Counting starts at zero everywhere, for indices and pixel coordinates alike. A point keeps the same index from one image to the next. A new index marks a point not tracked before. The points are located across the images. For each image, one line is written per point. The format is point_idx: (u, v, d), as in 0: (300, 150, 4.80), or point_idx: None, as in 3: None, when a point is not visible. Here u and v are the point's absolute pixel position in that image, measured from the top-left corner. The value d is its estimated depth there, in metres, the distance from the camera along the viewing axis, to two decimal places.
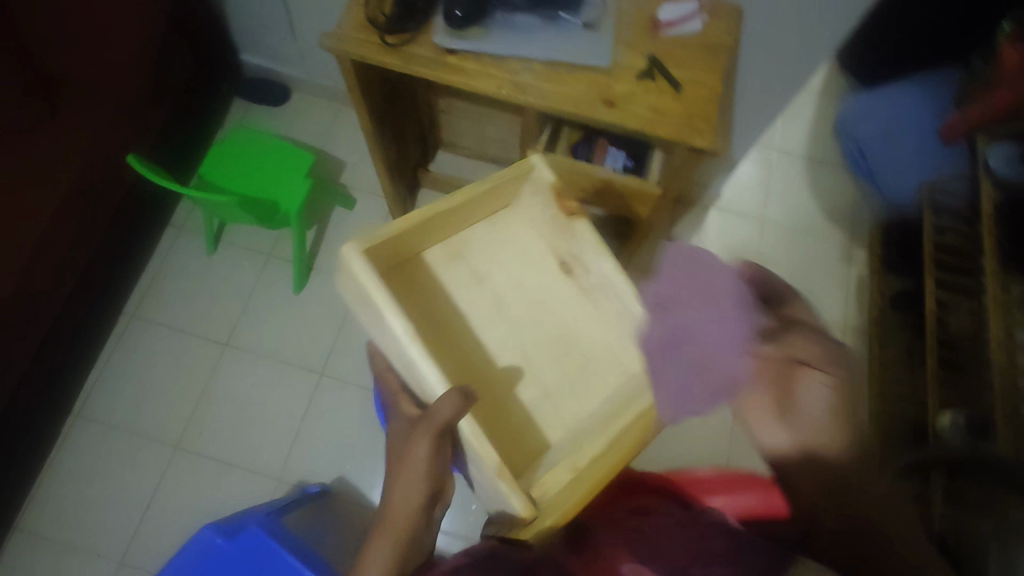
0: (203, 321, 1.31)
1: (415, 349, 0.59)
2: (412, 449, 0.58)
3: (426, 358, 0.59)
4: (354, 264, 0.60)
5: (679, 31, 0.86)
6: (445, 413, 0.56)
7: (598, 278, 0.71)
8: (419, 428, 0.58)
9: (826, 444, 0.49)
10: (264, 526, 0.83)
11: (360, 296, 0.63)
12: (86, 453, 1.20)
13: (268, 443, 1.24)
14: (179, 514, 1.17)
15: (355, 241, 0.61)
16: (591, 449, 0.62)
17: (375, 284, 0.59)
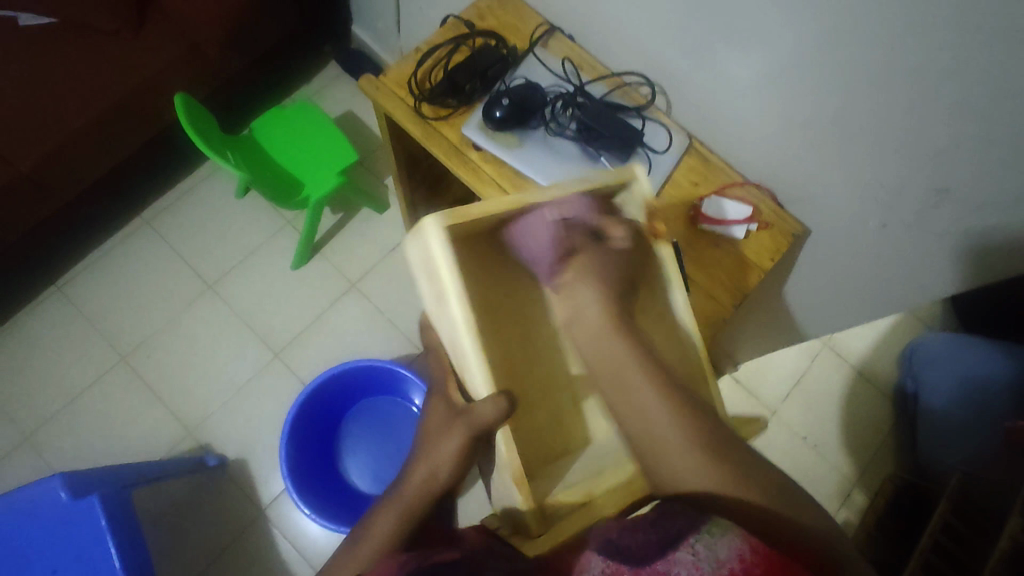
0: (201, 255, 1.34)
1: (470, 345, 0.53)
2: (442, 442, 0.56)
3: (477, 357, 0.54)
4: (432, 240, 0.53)
5: (721, 231, 0.77)
6: (483, 417, 0.52)
7: (659, 307, 0.62)
8: (456, 421, 0.55)
9: (692, 471, 0.48)
10: (112, 501, 0.84)
11: (429, 271, 0.57)
12: (50, 325, 1.28)
13: (198, 395, 1.26)
14: (94, 419, 1.22)
15: (440, 215, 0.54)
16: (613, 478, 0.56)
17: (446, 267, 0.53)
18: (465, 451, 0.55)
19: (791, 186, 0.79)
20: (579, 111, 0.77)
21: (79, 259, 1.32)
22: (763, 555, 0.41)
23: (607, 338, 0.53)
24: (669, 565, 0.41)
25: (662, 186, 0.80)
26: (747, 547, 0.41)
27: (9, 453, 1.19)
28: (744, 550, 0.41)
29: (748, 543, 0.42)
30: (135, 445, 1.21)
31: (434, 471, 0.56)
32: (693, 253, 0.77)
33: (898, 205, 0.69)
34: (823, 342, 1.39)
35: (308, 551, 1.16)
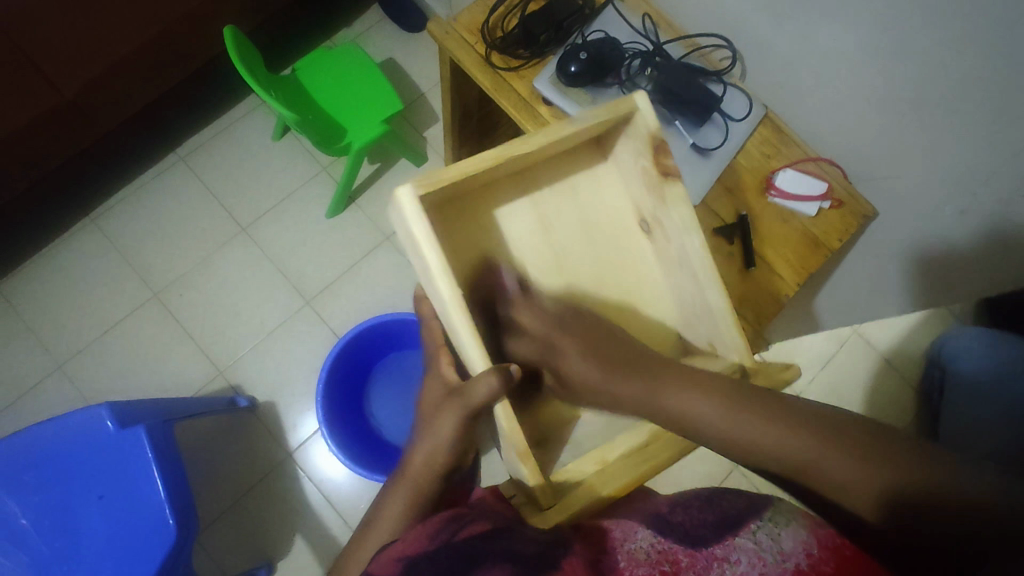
0: (235, 197, 1.33)
1: (458, 321, 0.52)
2: (440, 419, 0.53)
3: (468, 335, 0.52)
4: (407, 210, 0.51)
5: (789, 206, 0.76)
6: (477, 396, 0.49)
7: (678, 250, 0.59)
8: (449, 400, 0.53)
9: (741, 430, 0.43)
10: (155, 433, 0.86)
11: (411, 243, 0.54)
12: (81, 257, 1.27)
13: (228, 337, 1.26)
14: (125, 352, 1.23)
15: (414, 181, 0.51)
16: (621, 445, 0.55)
17: (426, 236, 0.50)
18: (463, 428, 0.53)
19: (864, 165, 0.76)
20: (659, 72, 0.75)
21: (112, 192, 1.30)
22: (834, 549, 0.41)
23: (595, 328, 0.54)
24: (729, 551, 0.42)
25: (735, 156, 0.78)
26: (816, 541, 0.41)
27: (41, 381, 1.20)
28: (812, 545, 0.41)
29: (817, 536, 0.42)
30: (166, 382, 1.22)
31: (432, 453, 0.53)
32: (758, 225, 0.76)
33: (980, 193, 0.66)
34: (854, 329, 1.38)
35: (332, 495, 1.18)
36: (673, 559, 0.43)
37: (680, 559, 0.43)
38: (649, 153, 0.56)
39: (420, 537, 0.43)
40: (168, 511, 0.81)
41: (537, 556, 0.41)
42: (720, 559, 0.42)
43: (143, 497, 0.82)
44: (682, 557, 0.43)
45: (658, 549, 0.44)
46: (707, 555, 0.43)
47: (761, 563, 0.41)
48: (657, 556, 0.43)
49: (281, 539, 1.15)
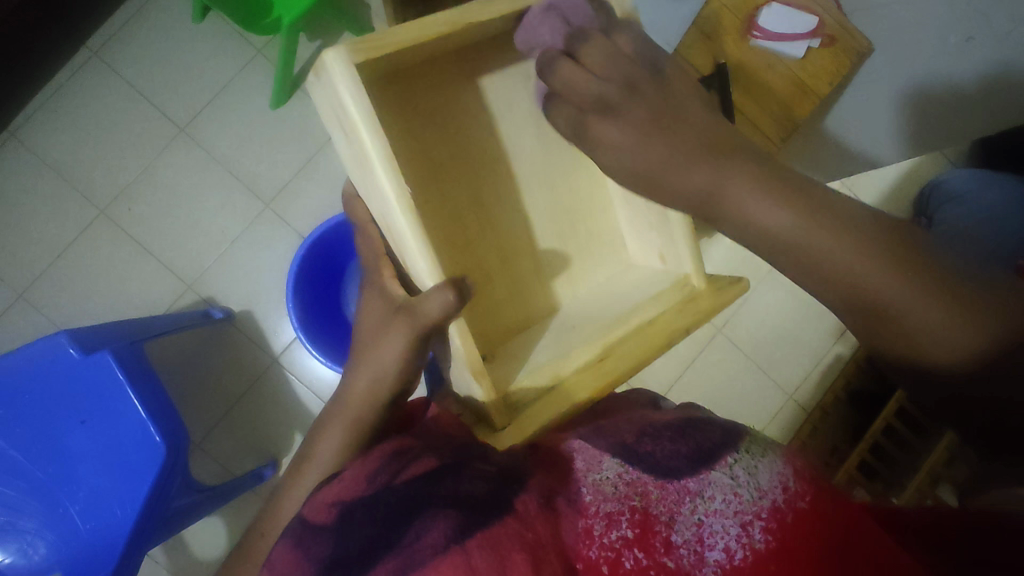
0: (166, 93, 1.19)
1: (405, 223, 0.47)
2: (384, 344, 0.52)
3: (419, 241, 0.47)
4: (339, 81, 0.44)
5: (772, 48, 0.67)
6: (431, 313, 0.47)
7: None
8: (397, 319, 0.51)
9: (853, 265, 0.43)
10: (122, 354, 0.83)
11: (348, 132, 0.48)
12: (11, 175, 1.16)
13: (190, 249, 1.19)
14: (84, 275, 1.18)
15: (351, 48, 0.45)
16: (578, 358, 0.55)
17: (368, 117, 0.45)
18: (411, 352, 0.51)
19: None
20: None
21: (26, 99, 1.16)
22: (808, 484, 0.43)
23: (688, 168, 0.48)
24: (703, 487, 0.42)
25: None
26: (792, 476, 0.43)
27: (6, 312, 1.15)
28: (787, 477, 0.43)
29: (792, 468, 0.44)
30: (135, 301, 1.18)
31: (381, 374, 0.52)
32: (738, 76, 0.68)
33: None
34: (840, 183, 1.32)
35: (324, 394, 1.20)
36: (643, 492, 0.43)
37: (649, 492, 0.43)
38: (611, 29, 0.53)
39: (360, 477, 0.45)
40: (152, 428, 0.81)
41: (486, 498, 0.41)
42: (693, 493, 0.42)
43: (121, 416, 0.81)
44: (651, 490, 0.43)
45: (625, 482, 0.44)
46: (678, 488, 0.43)
47: (735, 499, 0.41)
48: (624, 489, 0.43)
49: (281, 437, 1.19)
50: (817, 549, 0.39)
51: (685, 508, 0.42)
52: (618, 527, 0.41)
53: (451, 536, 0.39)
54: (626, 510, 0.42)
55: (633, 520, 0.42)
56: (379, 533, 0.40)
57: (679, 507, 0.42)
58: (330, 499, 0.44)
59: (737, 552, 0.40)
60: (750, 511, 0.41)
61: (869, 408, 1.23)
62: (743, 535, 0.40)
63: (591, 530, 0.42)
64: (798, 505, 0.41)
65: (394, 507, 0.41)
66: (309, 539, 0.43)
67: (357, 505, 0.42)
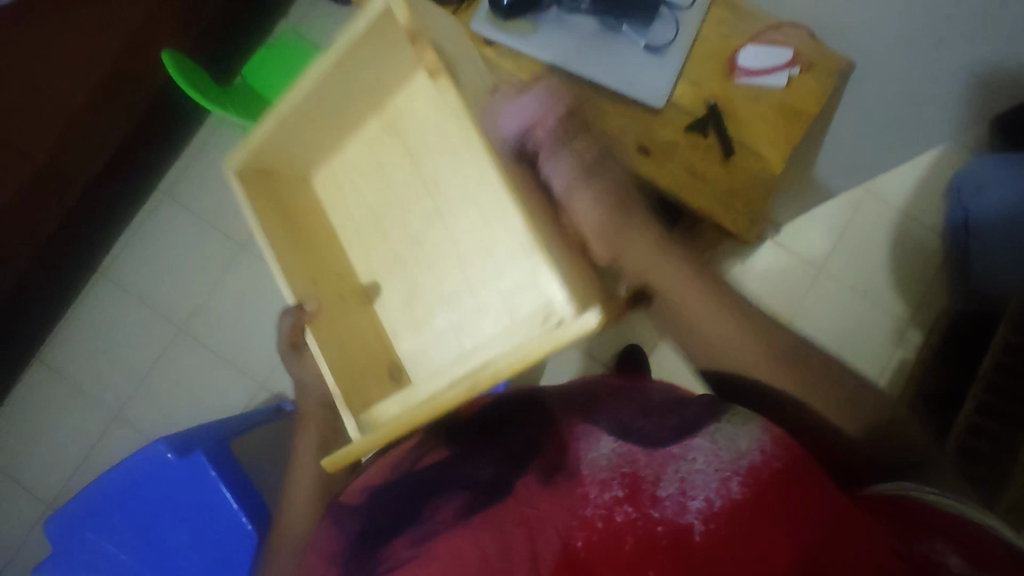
0: (225, 215, 1.34)
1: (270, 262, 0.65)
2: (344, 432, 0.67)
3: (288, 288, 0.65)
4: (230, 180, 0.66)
5: (757, 82, 0.72)
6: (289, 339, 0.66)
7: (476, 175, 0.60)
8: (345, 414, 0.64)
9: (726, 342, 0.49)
10: (214, 453, 0.90)
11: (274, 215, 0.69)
12: (102, 308, 1.32)
13: (258, 349, 1.30)
14: (167, 388, 1.29)
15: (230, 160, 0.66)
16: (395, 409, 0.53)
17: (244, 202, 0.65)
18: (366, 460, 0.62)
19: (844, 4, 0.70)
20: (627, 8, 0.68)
21: (110, 242, 1.33)
22: (786, 445, 0.43)
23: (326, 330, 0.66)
24: (686, 451, 0.46)
25: (702, 24, 0.74)
26: (770, 440, 0.44)
27: (104, 433, 1.27)
28: (765, 441, 0.44)
29: (770, 434, 0.44)
30: (214, 405, 1.28)
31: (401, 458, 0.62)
32: (730, 111, 0.73)
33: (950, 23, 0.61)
34: (863, 189, 1.33)
35: None
36: (632, 460, 0.47)
37: (638, 459, 0.47)
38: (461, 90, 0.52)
39: (389, 467, 0.61)
40: (245, 520, 0.86)
41: (490, 480, 0.52)
42: (677, 456, 0.46)
43: (218, 510, 0.88)
44: (640, 457, 0.47)
45: (617, 453, 0.48)
46: (663, 454, 0.46)
47: (715, 459, 0.44)
48: (617, 460, 0.47)
49: None
50: (788, 503, 0.40)
51: (670, 468, 0.45)
52: (610, 488, 0.45)
53: (458, 514, 0.49)
54: (616, 476, 0.46)
55: (623, 483, 0.45)
56: (403, 511, 0.54)
57: (666, 468, 0.45)
58: (364, 486, 0.60)
59: (716, 502, 0.41)
60: (730, 467, 0.43)
61: (950, 409, 1.18)
62: (721, 487, 0.42)
63: (587, 493, 0.45)
64: (773, 466, 0.42)
65: (414, 489, 0.55)
66: (347, 517, 0.57)
67: (386, 487, 0.58)
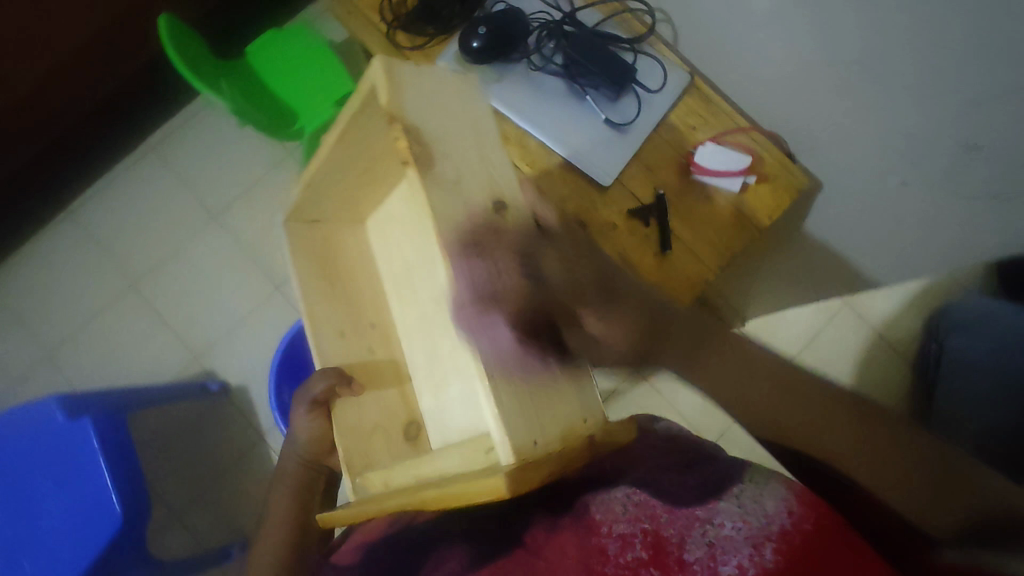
0: (205, 183, 1.34)
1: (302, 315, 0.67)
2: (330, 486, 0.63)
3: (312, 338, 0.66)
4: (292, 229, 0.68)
5: (712, 182, 0.69)
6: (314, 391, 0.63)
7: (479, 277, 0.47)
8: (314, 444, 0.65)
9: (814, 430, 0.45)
10: (104, 422, 0.88)
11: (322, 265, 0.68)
12: (63, 246, 1.32)
13: (202, 323, 1.29)
14: (103, 340, 1.28)
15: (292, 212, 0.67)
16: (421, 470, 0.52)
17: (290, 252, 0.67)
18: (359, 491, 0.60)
19: (819, 125, 0.68)
20: (599, 77, 0.69)
21: (87, 184, 1.33)
22: (812, 506, 0.41)
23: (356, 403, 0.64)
24: (710, 514, 0.42)
25: (671, 109, 0.72)
26: (795, 502, 0.41)
27: (30, 369, 1.26)
28: (791, 502, 0.41)
29: (795, 495, 0.42)
30: (145, 368, 1.27)
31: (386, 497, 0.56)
32: (680, 205, 0.70)
33: None
34: (843, 301, 1.28)
35: None
36: (652, 514, 0.43)
37: (658, 515, 0.43)
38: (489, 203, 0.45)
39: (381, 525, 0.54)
40: (114, 497, 0.84)
41: (498, 533, 0.47)
42: (701, 520, 0.42)
43: (90, 482, 0.85)
44: (659, 513, 0.43)
45: (634, 505, 0.44)
46: (686, 515, 0.42)
47: (744, 526, 0.40)
48: (634, 511, 0.44)
49: (254, 519, 1.20)
50: (824, 568, 0.36)
51: (695, 531, 0.41)
52: (632, 549, 0.41)
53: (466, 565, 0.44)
54: (638, 534, 0.42)
55: (646, 543, 0.41)
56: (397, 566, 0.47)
57: (689, 532, 0.41)
58: (358, 544, 0.54)
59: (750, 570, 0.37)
60: (761, 534, 0.39)
61: None
62: (753, 554, 0.38)
63: (606, 548, 0.41)
64: (802, 527, 0.39)
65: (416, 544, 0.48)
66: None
67: (379, 546, 0.51)
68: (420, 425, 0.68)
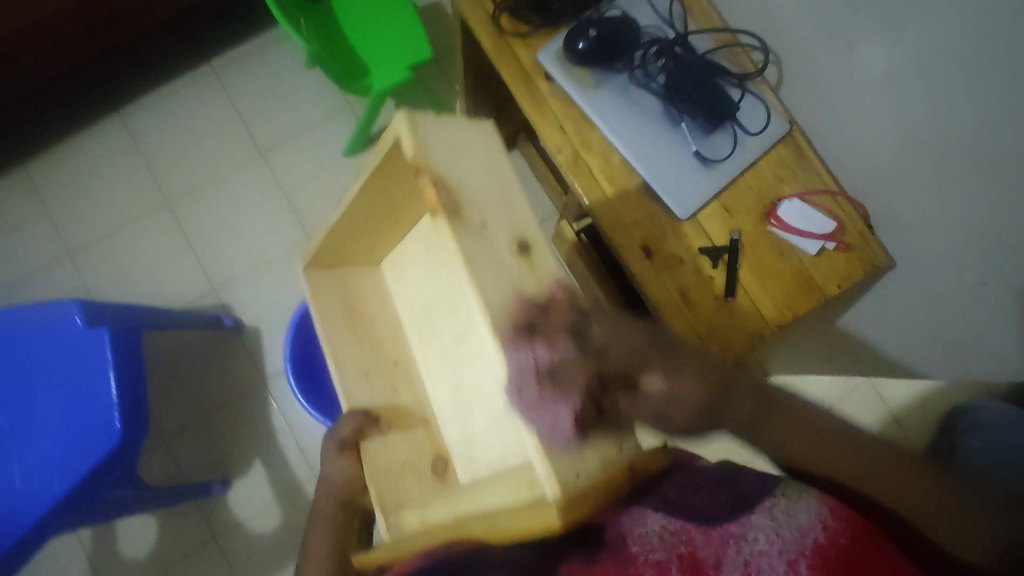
0: (258, 119, 1.32)
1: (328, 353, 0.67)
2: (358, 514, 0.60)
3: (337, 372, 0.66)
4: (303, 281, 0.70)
5: (788, 239, 0.67)
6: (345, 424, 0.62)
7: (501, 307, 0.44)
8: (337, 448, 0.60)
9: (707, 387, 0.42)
10: (120, 337, 0.87)
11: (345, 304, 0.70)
12: (106, 151, 1.30)
13: (228, 257, 1.27)
14: (127, 252, 1.27)
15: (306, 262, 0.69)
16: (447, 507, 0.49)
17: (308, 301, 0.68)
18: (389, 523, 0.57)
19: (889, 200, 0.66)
20: (697, 107, 0.67)
21: (142, 94, 1.32)
22: (849, 521, 0.35)
23: (389, 439, 0.64)
24: (745, 528, 0.35)
25: (762, 157, 0.70)
26: (829, 511, 0.35)
27: (50, 266, 1.25)
28: (827, 515, 0.35)
29: (830, 507, 0.36)
30: (162, 289, 1.25)
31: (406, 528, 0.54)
32: (751, 255, 0.68)
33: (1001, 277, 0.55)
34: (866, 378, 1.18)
35: (296, 428, 1.21)
36: (687, 538, 0.35)
37: (693, 537, 0.35)
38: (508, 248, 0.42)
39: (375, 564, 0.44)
40: (115, 415, 0.83)
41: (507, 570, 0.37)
42: (736, 536, 0.35)
43: (94, 393, 0.84)
44: (695, 536, 0.35)
45: (669, 531, 0.36)
46: (722, 531, 0.35)
47: (778, 539, 0.34)
48: (669, 537, 0.36)
49: (243, 459, 1.20)
50: None
51: (730, 550, 0.34)
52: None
53: None
54: (673, 559, 0.34)
55: (683, 572, 0.34)
56: None
57: (724, 549, 0.34)
58: None
59: None
60: (795, 549, 0.33)
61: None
62: (791, 574, 0.32)
63: None
64: (839, 542, 0.33)
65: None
66: None
67: None
68: (446, 460, 0.67)
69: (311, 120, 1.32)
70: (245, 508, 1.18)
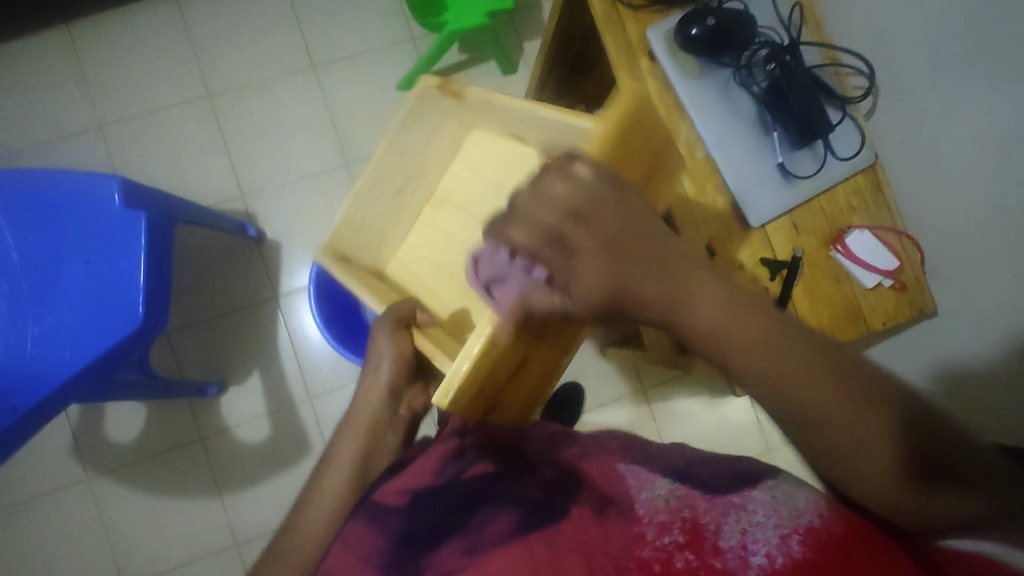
0: (318, 30, 1.27)
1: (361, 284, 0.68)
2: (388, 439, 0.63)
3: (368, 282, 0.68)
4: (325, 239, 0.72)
5: (846, 267, 0.70)
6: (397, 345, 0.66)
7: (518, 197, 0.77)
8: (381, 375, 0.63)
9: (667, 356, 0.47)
10: (156, 224, 0.86)
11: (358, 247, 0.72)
12: (155, 28, 1.25)
13: (260, 164, 1.25)
14: (159, 136, 1.23)
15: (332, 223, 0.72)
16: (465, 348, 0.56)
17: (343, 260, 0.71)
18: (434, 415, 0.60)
19: (942, 248, 0.67)
20: (787, 119, 0.68)
21: None
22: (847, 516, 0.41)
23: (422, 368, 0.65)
24: (746, 501, 0.43)
25: (841, 182, 0.71)
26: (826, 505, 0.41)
27: (79, 133, 1.22)
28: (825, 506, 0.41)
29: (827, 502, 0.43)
30: (190, 182, 1.23)
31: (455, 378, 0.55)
32: (807, 275, 0.71)
33: None
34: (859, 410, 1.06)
35: (299, 349, 1.21)
36: (692, 505, 0.44)
37: (698, 504, 0.44)
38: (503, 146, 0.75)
39: (426, 473, 0.52)
40: (139, 300, 0.82)
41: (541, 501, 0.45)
42: (737, 506, 0.43)
43: (122, 275, 0.83)
44: (699, 503, 0.44)
45: (675, 496, 0.45)
46: (724, 502, 0.44)
47: (775, 514, 0.41)
48: (675, 503, 0.44)
49: (241, 367, 1.20)
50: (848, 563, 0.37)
51: (731, 518, 0.42)
52: (670, 533, 0.42)
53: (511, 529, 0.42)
54: (677, 520, 0.43)
55: (684, 528, 0.42)
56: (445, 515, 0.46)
57: (725, 517, 0.42)
58: (399, 488, 0.51)
59: (778, 558, 0.38)
60: (789, 525, 0.40)
61: None
62: (781, 544, 0.39)
63: (644, 534, 0.42)
64: (831, 529, 0.39)
65: (460, 500, 0.47)
66: (377, 515, 0.49)
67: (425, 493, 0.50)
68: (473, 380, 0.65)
69: (368, 43, 1.27)
70: (235, 415, 1.18)
